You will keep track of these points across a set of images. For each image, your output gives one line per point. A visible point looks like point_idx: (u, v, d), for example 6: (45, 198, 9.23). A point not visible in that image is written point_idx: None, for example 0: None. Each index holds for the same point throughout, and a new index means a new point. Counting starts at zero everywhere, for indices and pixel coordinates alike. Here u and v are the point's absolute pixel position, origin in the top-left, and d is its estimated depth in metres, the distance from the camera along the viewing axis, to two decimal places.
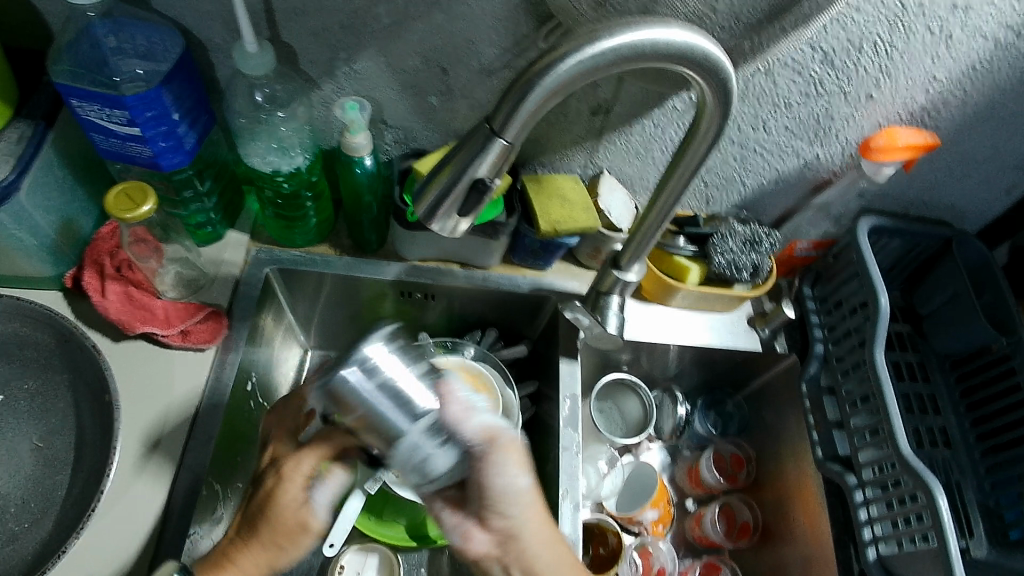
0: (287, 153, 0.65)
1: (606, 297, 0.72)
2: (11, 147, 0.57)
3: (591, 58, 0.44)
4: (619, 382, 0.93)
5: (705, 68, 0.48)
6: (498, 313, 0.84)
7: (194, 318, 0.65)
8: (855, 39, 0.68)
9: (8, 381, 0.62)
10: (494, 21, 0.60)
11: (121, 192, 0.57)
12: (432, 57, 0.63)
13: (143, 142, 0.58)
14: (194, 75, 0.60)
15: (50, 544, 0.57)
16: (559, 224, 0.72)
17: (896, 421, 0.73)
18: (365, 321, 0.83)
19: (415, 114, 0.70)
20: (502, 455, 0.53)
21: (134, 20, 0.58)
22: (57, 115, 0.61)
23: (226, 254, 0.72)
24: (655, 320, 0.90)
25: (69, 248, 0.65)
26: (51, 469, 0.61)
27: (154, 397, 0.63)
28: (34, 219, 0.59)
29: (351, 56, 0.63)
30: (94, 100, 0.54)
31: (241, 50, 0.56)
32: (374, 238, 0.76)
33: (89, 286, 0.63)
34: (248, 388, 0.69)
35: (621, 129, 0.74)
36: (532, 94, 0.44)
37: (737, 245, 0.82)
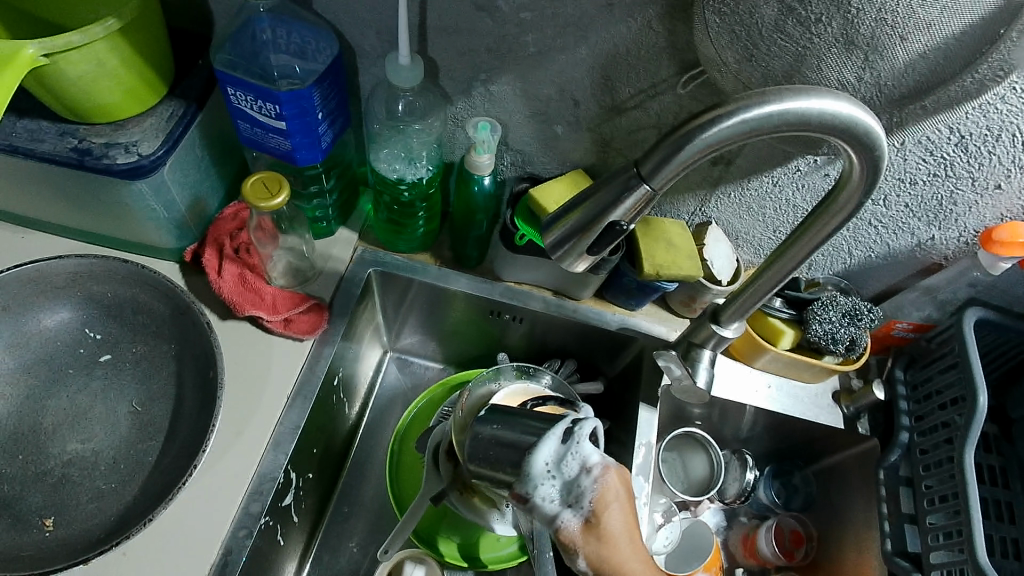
0: (412, 163, 0.66)
1: (698, 349, 0.71)
2: (161, 123, 0.60)
3: (753, 121, 0.43)
4: (688, 436, 0.92)
5: (865, 144, 0.47)
6: (580, 346, 0.83)
7: (298, 307, 0.66)
8: (996, 128, 0.66)
9: (118, 343, 0.65)
10: (637, 62, 0.60)
11: (259, 182, 0.59)
12: (568, 89, 0.64)
13: (284, 135, 0.60)
14: (342, 78, 0.62)
15: (132, 509, 0.58)
16: (662, 268, 0.71)
17: (977, 529, 0.69)
18: (450, 332, 0.83)
19: (537, 140, 0.71)
20: (605, 502, 0.47)
21: (294, 17, 0.60)
22: (208, 98, 0.64)
23: (335, 250, 0.74)
24: (739, 377, 0.88)
25: (194, 224, 0.67)
26: (143, 434, 0.62)
27: (249, 380, 0.64)
28: (169, 192, 0.62)
29: (490, 78, 0.64)
30: (249, 90, 0.57)
31: (394, 61, 0.58)
32: (473, 254, 0.77)
33: (208, 264, 0.65)
34: (334, 383, 0.71)
35: (738, 183, 0.73)
36: (687, 148, 0.44)
37: (837, 316, 0.80)
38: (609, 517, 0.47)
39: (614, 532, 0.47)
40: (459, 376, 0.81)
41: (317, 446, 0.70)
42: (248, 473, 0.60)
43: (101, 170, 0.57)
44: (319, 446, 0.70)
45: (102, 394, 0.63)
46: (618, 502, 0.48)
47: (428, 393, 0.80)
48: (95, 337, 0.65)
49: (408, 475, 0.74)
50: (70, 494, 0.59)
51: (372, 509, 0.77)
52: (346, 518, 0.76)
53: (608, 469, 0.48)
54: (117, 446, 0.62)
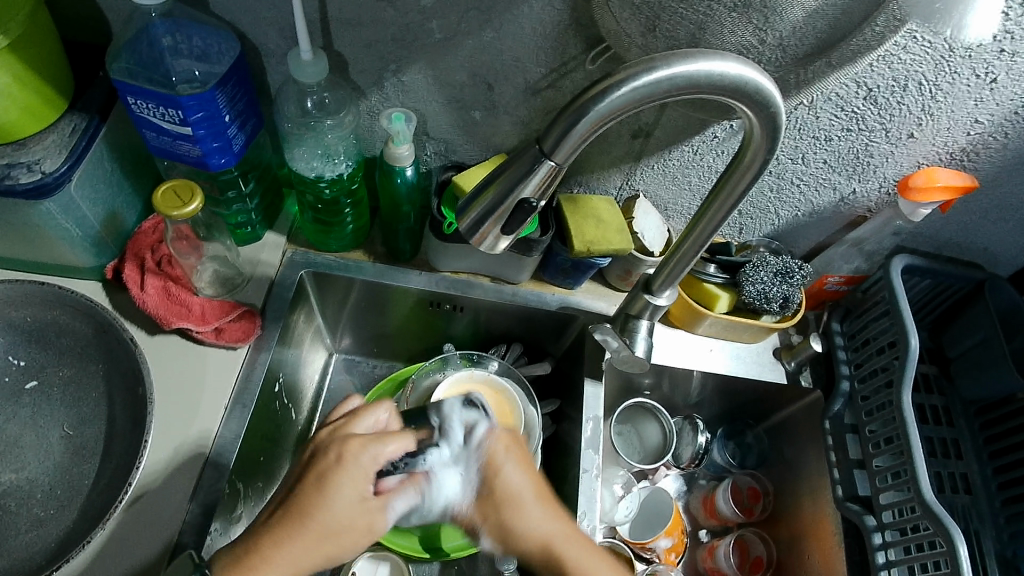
0: (330, 160, 0.66)
1: (635, 320, 0.72)
2: (64, 138, 0.59)
3: (646, 86, 0.44)
4: (640, 406, 0.93)
5: (758, 102, 0.47)
6: (524, 329, 0.84)
7: (229, 316, 0.66)
8: (900, 78, 0.68)
9: (44, 368, 0.64)
10: (544, 42, 0.60)
11: (171, 190, 0.58)
12: (480, 73, 0.64)
13: (193, 142, 0.59)
14: (248, 79, 0.61)
15: (74, 532, 0.57)
16: (593, 244, 0.72)
17: (921, 466, 0.71)
18: (392, 327, 0.83)
19: (458, 127, 0.70)
20: (494, 466, 0.60)
21: (192, 21, 0.59)
22: (110, 110, 0.62)
23: (263, 254, 0.73)
24: (680, 345, 0.90)
25: (112, 240, 0.66)
26: (79, 457, 0.61)
27: (183, 395, 0.64)
28: (80, 209, 0.60)
29: (401, 69, 0.64)
30: (150, 98, 0.55)
31: (296, 58, 0.57)
32: (407, 247, 0.76)
33: (129, 279, 0.64)
34: (276, 389, 0.71)
35: (659, 154, 0.74)
36: (584, 120, 0.45)
37: (769, 276, 0.82)
38: (505, 476, 0.59)
39: (512, 484, 0.59)
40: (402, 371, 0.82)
41: (263, 453, 0.69)
42: (190, 484, 0.59)
43: (3, 192, 0.55)
44: (265, 453, 0.70)
45: (32, 422, 0.62)
46: (502, 464, 0.60)
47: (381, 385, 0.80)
48: (18, 364, 0.63)
49: None
50: (7, 525, 0.58)
51: None
52: None
53: (476, 436, 0.61)
54: (51, 472, 0.61)
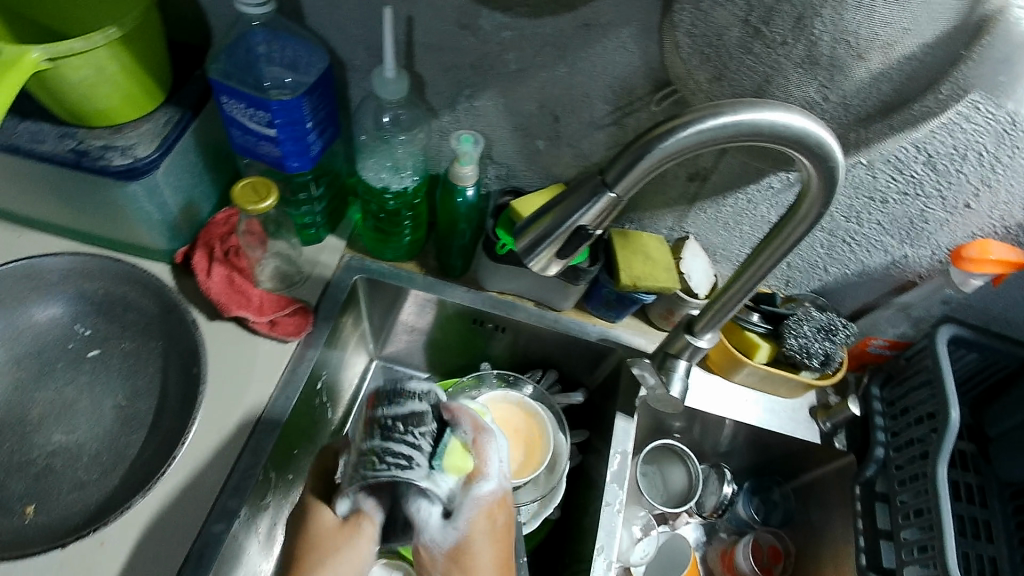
0: (398, 173, 0.69)
1: (674, 359, 0.73)
2: (158, 128, 0.63)
3: (713, 130, 0.45)
4: (668, 449, 0.93)
5: (819, 155, 0.49)
6: (562, 356, 0.85)
7: (284, 310, 0.69)
8: (961, 147, 0.68)
9: (107, 339, 0.67)
10: (613, 80, 0.63)
11: (248, 186, 0.62)
12: (548, 105, 0.66)
13: (275, 143, 0.63)
14: (331, 90, 0.65)
15: (115, 498, 0.60)
16: (640, 279, 0.73)
17: (949, 542, 0.69)
18: (435, 340, 0.85)
19: (522, 155, 0.73)
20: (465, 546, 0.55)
21: (288, 34, 0.63)
22: (203, 105, 0.66)
23: (323, 256, 0.76)
24: (717, 390, 0.90)
25: (187, 227, 0.70)
26: (128, 428, 0.64)
27: (230, 376, 0.66)
28: (163, 196, 0.65)
29: (474, 94, 0.66)
30: (242, 100, 0.60)
31: (380, 75, 0.61)
32: (459, 263, 0.79)
33: (198, 266, 0.68)
34: (317, 387, 0.74)
35: (714, 199, 0.75)
36: (648, 156, 0.47)
37: (812, 331, 0.83)
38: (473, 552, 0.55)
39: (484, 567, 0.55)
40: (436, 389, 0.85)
41: (297, 446, 0.72)
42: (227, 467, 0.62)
43: (98, 171, 0.60)
44: (299, 446, 0.73)
45: (88, 388, 0.65)
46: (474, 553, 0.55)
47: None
48: (85, 333, 0.67)
49: None
50: (53, 484, 0.61)
51: None
52: None
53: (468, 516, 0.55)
54: (101, 439, 0.64)
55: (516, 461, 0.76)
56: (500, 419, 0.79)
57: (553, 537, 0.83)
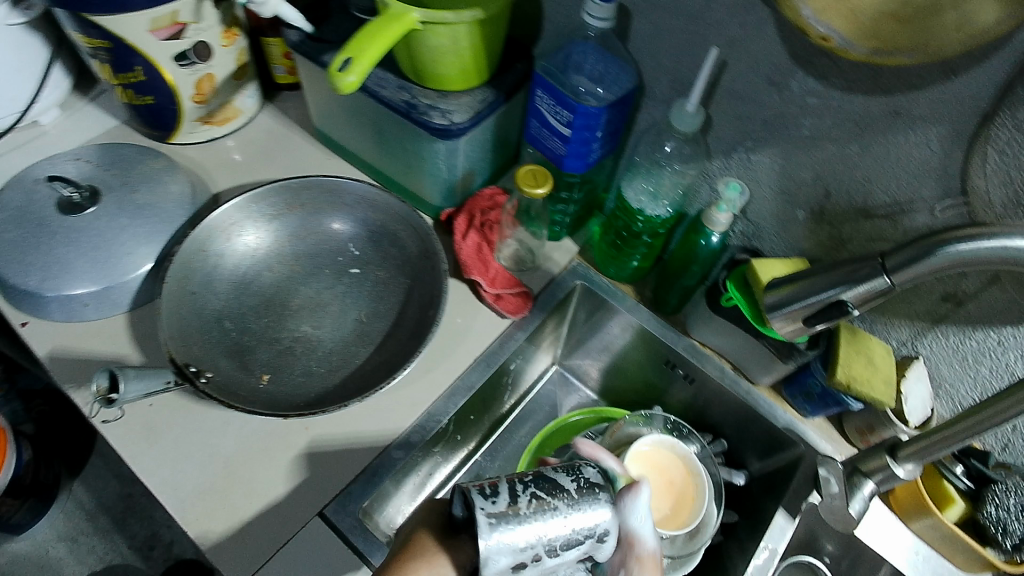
0: (656, 200, 0.72)
1: (863, 477, 0.69)
2: (475, 103, 0.71)
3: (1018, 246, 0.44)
4: (812, 570, 0.87)
5: None
6: (738, 430, 0.83)
7: (512, 289, 0.75)
8: None
9: (369, 263, 0.75)
10: (905, 173, 0.62)
11: (529, 172, 0.69)
12: (824, 179, 0.67)
13: (563, 142, 0.69)
14: (627, 109, 0.70)
15: (328, 395, 0.68)
16: (854, 381, 0.70)
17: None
18: (619, 367, 0.88)
19: (775, 219, 0.74)
20: None
21: (610, 53, 0.70)
22: (513, 94, 0.74)
23: (555, 254, 0.82)
24: (889, 529, 0.82)
25: (459, 192, 0.79)
26: (360, 341, 0.71)
27: (453, 331, 0.74)
28: (455, 160, 0.73)
29: (754, 148, 0.69)
30: (554, 97, 0.67)
31: (681, 107, 0.65)
32: (673, 302, 0.81)
33: (457, 227, 0.76)
34: (510, 367, 0.79)
35: (962, 326, 0.70)
36: (938, 253, 0.46)
37: (1016, 507, 0.74)
38: None
39: None
40: (606, 412, 0.87)
41: (474, 414, 0.77)
42: None
43: (419, 123, 0.69)
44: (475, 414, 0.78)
45: (341, 297, 0.74)
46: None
47: (590, 410, 0.87)
48: (354, 254, 0.75)
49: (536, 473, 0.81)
50: (286, 364, 0.69)
51: None
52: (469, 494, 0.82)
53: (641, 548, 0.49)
54: (339, 342, 0.71)
55: (662, 512, 0.75)
56: (656, 464, 0.78)
57: None
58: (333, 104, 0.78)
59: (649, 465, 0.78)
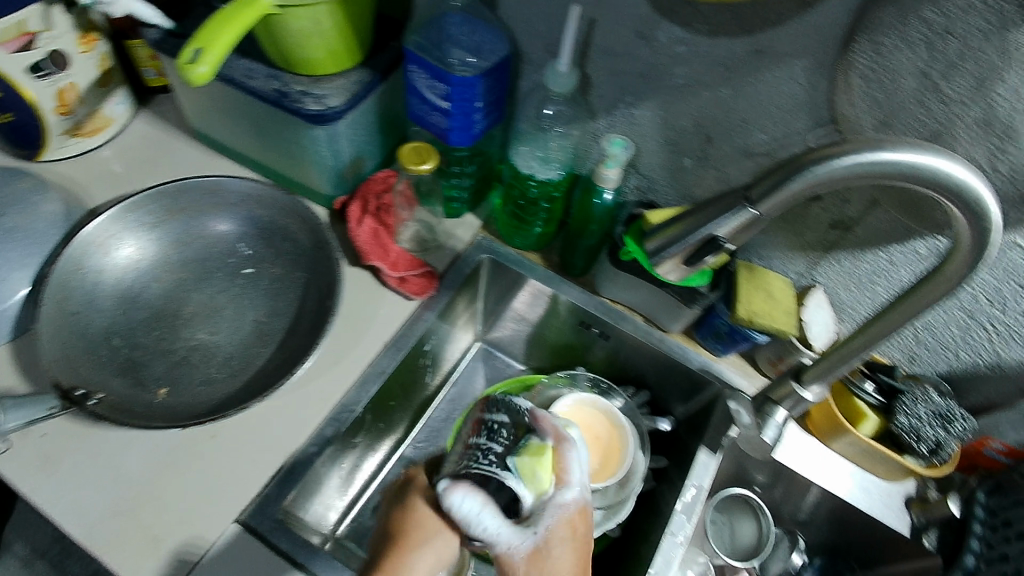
0: (547, 164, 0.73)
1: (774, 405, 0.72)
2: (350, 85, 0.69)
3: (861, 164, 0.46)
4: (744, 500, 0.90)
5: (974, 211, 0.48)
6: (658, 379, 0.85)
7: (414, 270, 0.74)
8: None
9: (262, 261, 0.73)
10: (776, 110, 0.64)
11: (413, 149, 0.68)
12: (704, 125, 0.68)
13: (446, 115, 0.68)
14: (506, 76, 0.69)
15: (232, 398, 0.66)
16: (756, 316, 0.72)
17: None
18: (539, 334, 0.88)
19: (665, 170, 0.75)
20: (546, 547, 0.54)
21: (482, 22, 0.69)
22: (390, 72, 0.72)
23: (459, 230, 0.81)
24: (812, 454, 0.86)
25: (351, 178, 0.77)
26: (260, 341, 0.70)
27: (359, 319, 0.73)
28: (339, 145, 0.71)
29: (635, 102, 0.70)
30: (428, 71, 0.66)
31: (554, 68, 0.65)
32: (579, 263, 0.81)
33: (351, 214, 0.74)
34: (425, 348, 0.79)
35: (852, 252, 0.73)
36: (798, 178, 0.48)
37: (926, 414, 0.77)
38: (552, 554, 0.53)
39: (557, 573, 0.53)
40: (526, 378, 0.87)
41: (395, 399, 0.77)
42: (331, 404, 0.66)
43: (294, 112, 0.67)
44: (396, 398, 0.77)
45: (236, 299, 0.72)
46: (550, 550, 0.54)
47: (513, 379, 0.87)
48: (246, 253, 0.74)
49: None
50: (185, 374, 0.68)
51: None
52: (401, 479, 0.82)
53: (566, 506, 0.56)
54: (236, 345, 0.70)
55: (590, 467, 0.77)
56: (582, 421, 0.80)
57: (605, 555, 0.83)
58: (206, 101, 0.75)
59: (576, 424, 0.80)
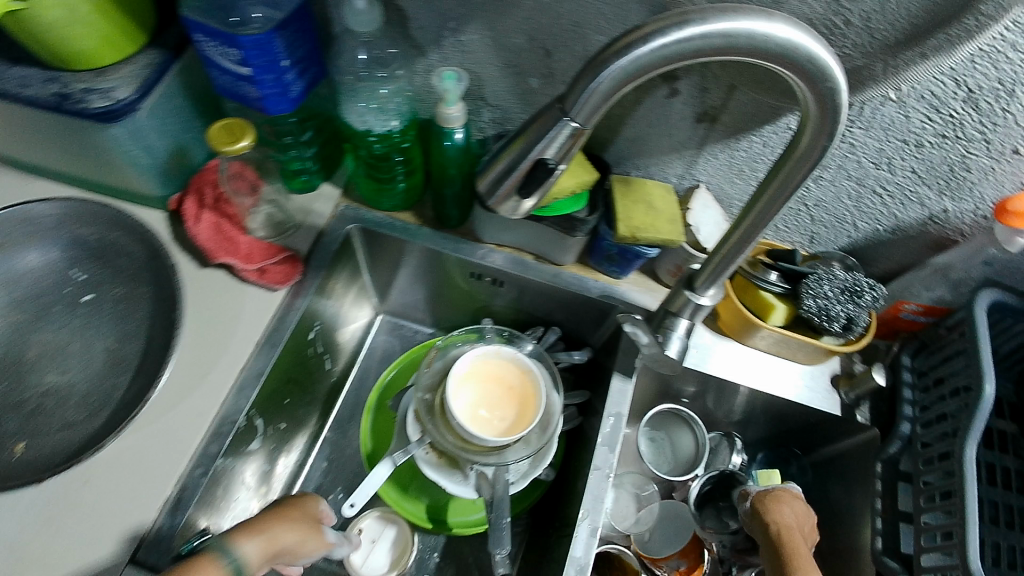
0: (382, 115, 0.66)
1: (673, 318, 0.68)
2: (138, 70, 0.62)
3: (668, 47, 0.41)
4: (675, 414, 0.89)
5: (810, 73, 0.43)
6: (565, 314, 0.81)
7: (273, 258, 0.68)
8: (1009, 81, 0.59)
9: (101, 283, 0.69)
10: (606, 7, 0.57)
11: (224, 127, 0.60)
12: (538, 38, 0.62)
13: (252, 83, 0.61)
14: (309, 26, 0.62)
15: (91, 439, 0.61)
16: (639, 231, 0.68)
17: (971, 532, 0.63)
18: (440, 298, 0.84)
19: (514, 95, 0.69)
20: None
21: None
22: (185, 49, 0.65)
23: (316, 204, 0.75)
24: (734, 356, 0.83)
25: (178, 172, 0.70)
26: (115, 370, 0.65)
27: (216, 324, 0.66)
28: (149, 140, 0.64)
29: (459, 28, 0.63)
30: (214, 37, 0.57)
31: (350, 6, 0.58)
32: (455, 214, 0.76)
33: (187, 212, 0.67)
34: (310, 336, 0.73)
35: (726, 142, 0.68)
36: (606, 76, 0.43)
37: (834, 292, 0.75)
38: None
39: None
40: (415, 354, 0.83)
41: (289, 397, 0.72)
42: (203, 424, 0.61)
43: (75, 113, 0.59)
44: (290, 397, 0.72)
45: (81, 331, 0.67)
46: None
47: (400, 360, 0.82)
48: (80, 279, 0.68)
49: (382, 430, 0.77)
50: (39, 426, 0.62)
51: (345, 464, 0.78)
52: (325, 472, 0.77)
53: None
54: (91, 380, 0.65)
55: (507, 420, 0.70)
56: (491, 374, 0.73)
57: (546, 500, 0.80)
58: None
59: (484, 378, 0.72)
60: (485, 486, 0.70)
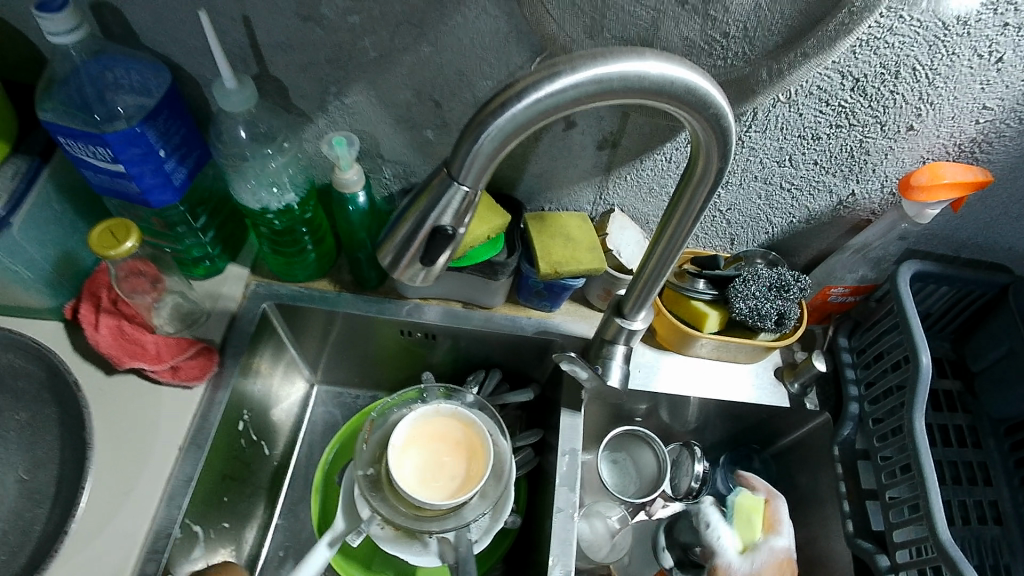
0: (276, 190, 0.64)
1: (610, 345, 0.68)
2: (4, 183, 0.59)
3: (542, 100, 0.39)
4: (631, 434, 0.87)
5: (692, 103, 0.42)
6: (505, 355, 0.79)
7: (185, 354, 0.64)
8: (891, 65, 0.60)
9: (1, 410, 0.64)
10: (485, 52, 0.56)
11: (107, 231, 0.57)
12: (424, 91, 0.60)
13: (129, 179, 0.58)
14: (182, 110, 0.60)
15: None
16: (560, 265, 0.68)
17: (934, 501, 0.62)
18: (375, 360, 0.81)
19: (412, 148, 0.67)
20: None
21: (124, 56, 0.58)
22: (53, 152, 0.62)
23: (225, 287, 0.72)
24: (677, 368, 0.83)
25: (69, 279, 0.66)
26: (31, 502, 0.62)
27: (135, 437, 0.62)
28: (28, 253, 0.60)
29: (342, 90, 0.61)
30: (79, 139, 0.54)
31: (220, 87, 0.55)
32: (373, 275, 0.74)
33: (84, 320, 0.64)
34: (240, 425, 0.69)
35: (630, 164, 0.68)
36: (484, 138, 0.40)
37: (761, 290, 0.75)
38: None
39: None
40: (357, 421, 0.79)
41: (228, 493, 0.68)
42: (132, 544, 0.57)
43: None
44: (229, 493, 0.68)
45: None
46: None
47: (341, 434, 0.78)
48: None
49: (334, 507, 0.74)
50: None
51: (302, 549, 0.74)
52: (283, 561, 0.74)
53: None
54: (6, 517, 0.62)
55: (456, 479, 0.67)
56: (434, 433, 0.71)
57: (520, 543, 0.79)
58: None
59: (427, 438, 0.70)
60: (448, 550, 0.67)
